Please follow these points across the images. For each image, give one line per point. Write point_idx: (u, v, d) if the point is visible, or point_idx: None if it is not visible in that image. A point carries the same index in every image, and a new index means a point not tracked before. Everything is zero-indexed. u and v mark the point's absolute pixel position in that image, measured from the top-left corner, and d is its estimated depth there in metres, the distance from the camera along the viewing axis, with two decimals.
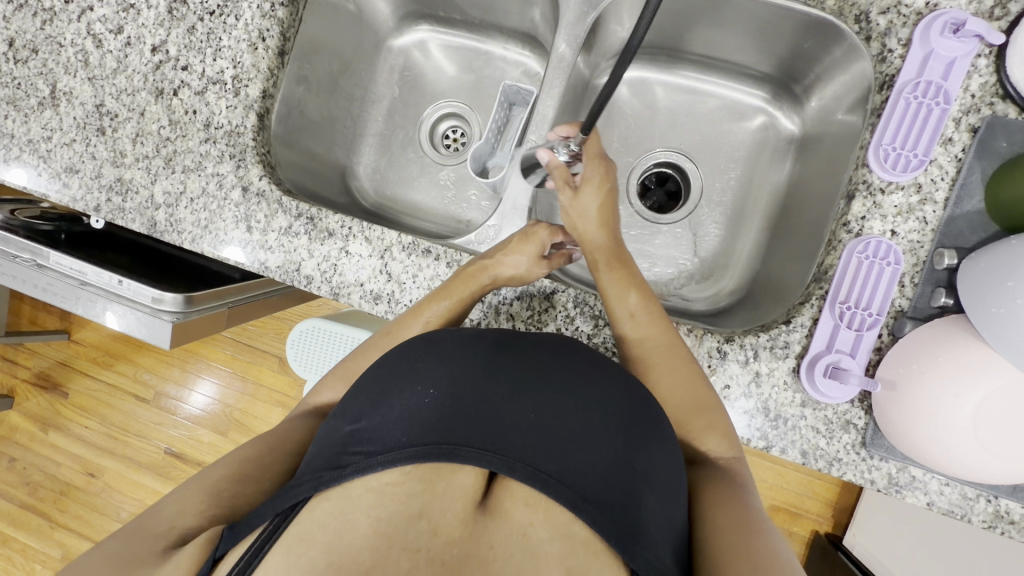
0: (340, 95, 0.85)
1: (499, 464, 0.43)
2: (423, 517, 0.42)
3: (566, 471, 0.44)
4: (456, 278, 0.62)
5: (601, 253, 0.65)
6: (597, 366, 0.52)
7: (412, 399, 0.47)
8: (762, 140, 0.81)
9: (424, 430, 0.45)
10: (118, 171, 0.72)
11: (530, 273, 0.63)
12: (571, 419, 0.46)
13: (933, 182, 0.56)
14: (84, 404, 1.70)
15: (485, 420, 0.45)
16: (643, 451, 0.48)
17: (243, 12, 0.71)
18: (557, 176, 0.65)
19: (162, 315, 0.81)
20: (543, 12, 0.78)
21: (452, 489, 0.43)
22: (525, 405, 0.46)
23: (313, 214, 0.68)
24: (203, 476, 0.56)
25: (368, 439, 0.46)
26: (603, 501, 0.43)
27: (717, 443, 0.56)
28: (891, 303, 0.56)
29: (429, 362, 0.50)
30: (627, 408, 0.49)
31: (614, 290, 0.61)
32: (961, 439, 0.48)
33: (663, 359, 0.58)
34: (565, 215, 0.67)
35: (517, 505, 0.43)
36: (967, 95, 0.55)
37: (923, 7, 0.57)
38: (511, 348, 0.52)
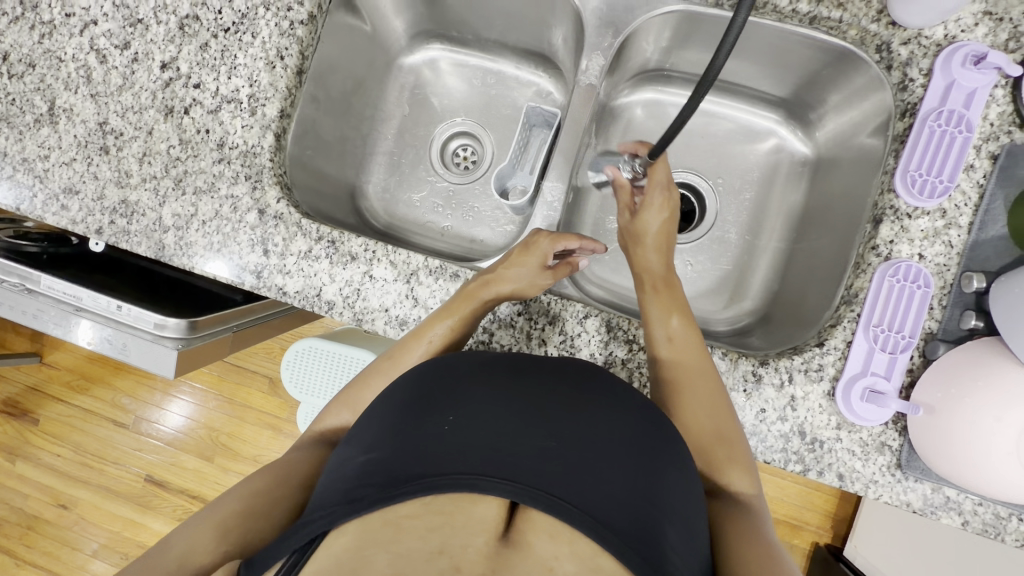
0: (352, 115, 0.83)
1: (522, 494, 0.41)
2: (444, 552, 0.37)
3: (588, 501, 0.42)
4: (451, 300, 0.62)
5: (651, 278, 0.66)
6: (616, 392, 0.50)
7: (429, 428, 0.45)
8: (774, 162, 0.82)
9: (444, 459, 0.42)
10: (122, 193, 0.68)
11: (532, 285, 0.63)
12: (590, 446, 0.45)
13: (957, 208, 0.57)
14: (56, 431, 1.60)
15: (507, 450, 0.43)
16: (665, 481, 0.46)
17: (260, 30, 0.68)
18: (622, 196, 0.72)
19: (164, 341, 0.77)
20: (563, 34, 0.78)
21: (472, 520, 0.40)
22: (547, 433, 0.45)
23: (335, 237, 0.65)
24: (213, 509, 0.51)
25: (384, 469, 0.43)
26: (627, 535, 0.40)
27: (740, 477, 0.55)
28: (922, 326, 0.57)
29: (446, 391, 0.49)
30: (646, 436, 0.48)
31: (658, 312, 0.62)
32: (1006, 463, 0.48)
33: (693, 380, 0.57)
34: (624, 232, 0.71)
35: (540, 536, 0.40)
36: (986, 123, 0.58)
37: (942, 38, 0.58)
38: (530, 375, 0.50)
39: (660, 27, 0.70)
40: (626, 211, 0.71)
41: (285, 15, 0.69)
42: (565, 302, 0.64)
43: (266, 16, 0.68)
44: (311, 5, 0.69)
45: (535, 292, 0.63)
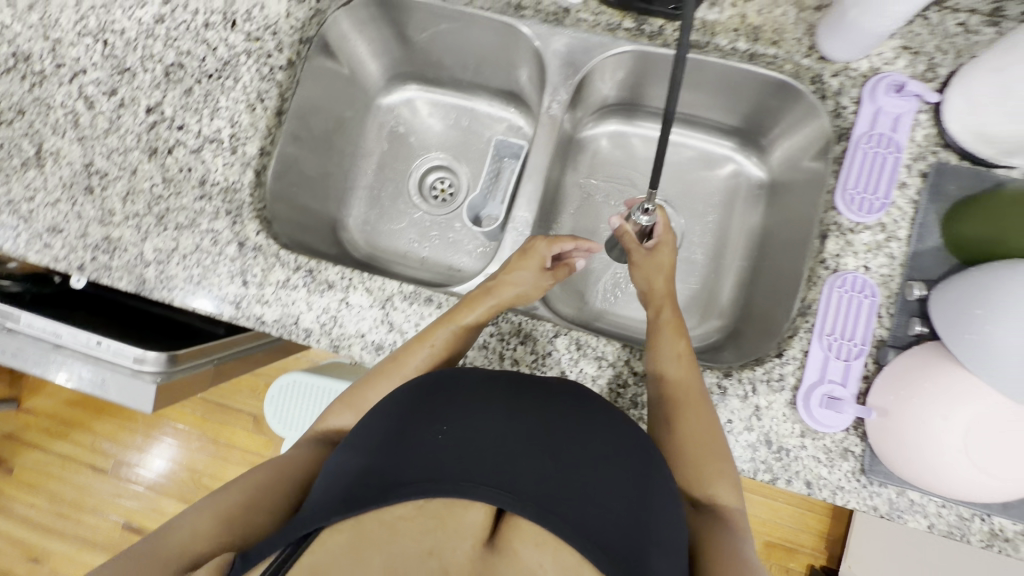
0: (333, 152, 0.87)
1: (512, 503, 0.43)
2: (435, 554, 0.40)
3: (576, 516, 0.43)
4: (460, 303, 0.64)
5: (666, 301, 0.72)
6: (611, 413, 0.52)
7: (427, 437, 0.47)
8: (733, 186, 0.87)
9: (440, 467, 0.44)
10: (105, 230, 0.70)
11: (534, 289, 0.69)
12: (582, 464, 0.46)
13: (895, 222, 0.62)
14: (32, 480, 1.56)
15: (502, 462, 0.45)
16: (651, 501, 0.47)
17: (242, 75, 0.73)
18: (629, 242, 0.77)
19: (144, 376, 0.77)
20: (528, 73, 0.83)
21: (462, 526, 0.42)
22: (541, 449, 0.47)
23: (313, 266, 0.68)
24: (218, 497, 0.52)
25: (381, 473, 0.45)
26: (610, 551, 0.42)
27: (725, 490, 0.57)
28: (873, 333, 0.60)
29: (446, 402, 0.50)
30: (635, 455, 0.49)
31: (668, 332, 0.67)
32: (956, 461, 0.50)
33: (693, 395, 0.59)
34: (636, 268, 0.75)
35: (525, 545, 0.41)
36: (914, 144, 0.63)
37: (867, 70, 0.64)
38: (529, 393, 0.52)
39: (615, 67, 0.76)
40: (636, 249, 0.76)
41: (265, 61, 0.73)
42: (536, 322, 0.66)
43: (248, 63, 0.73)
44: (290, 52, 0.73)
45: (535, 294, 0.70)
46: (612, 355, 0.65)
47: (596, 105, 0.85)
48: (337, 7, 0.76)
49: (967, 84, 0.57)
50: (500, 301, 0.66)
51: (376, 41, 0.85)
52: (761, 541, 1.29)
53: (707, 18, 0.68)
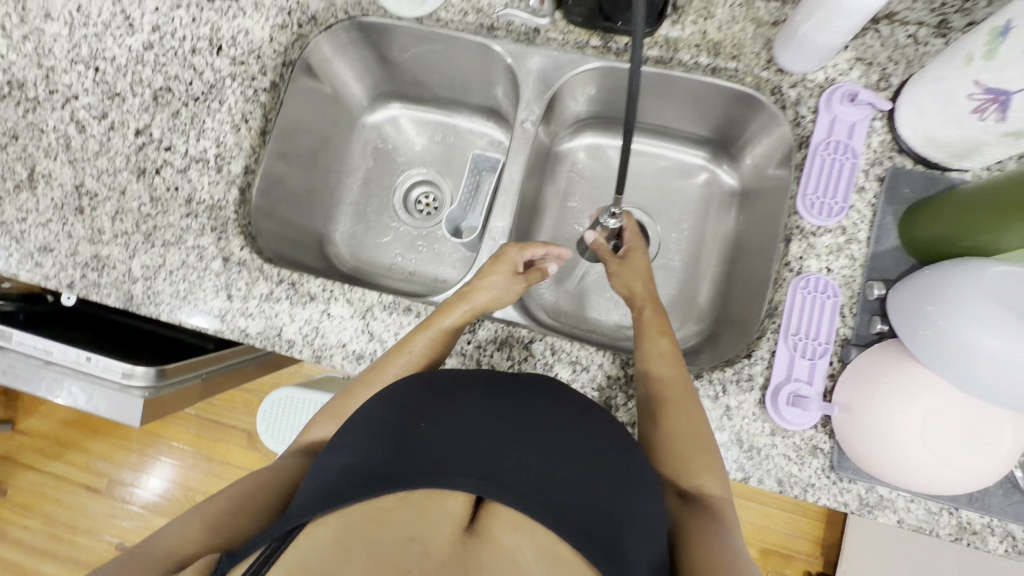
0: (319, 169, 0.89)
1: (489, 490, 0.44)
2: (416, 540, 0.41)
3: (551, 500, 0.45)
4: (435, 313, 0.66)
5: (649, 301, 0.73)
6: (585, 409, 0.54)
7: (407, 434, 0.49)
8: (708, 194, 0.89)
9: (419, 461, 0.46)
10: (95, 248, 0.73)
11: (507, 292, 0.70)
12: (555, 451, 0.48)
13: (855, 224, 0.64)
14: (26, 502, 1.56)
15: (477, 453, 0.47)
16: (625, 485, 0.49)
17: (227, 98, 0.76)
18: (602, 252, 0.79)
19: (133, 391, 0.78)
20: (504, 90, 0.86)
21: (442, 514, 0.43)
22: (515, 439, 0.48)
23: (295, 279, 0.70)
24: (204, 505, 0.54)
25: (363, 469, 0.46)
26: (584, 531, 0.44)
27: (710, 479, 0.57)
28: (837, 332, 0.62)
29: (423, 401, 0.52)
30: (607, 442, 0.51)
31: (649, 334, 0.68)
32: (918, 453, 0.52)
33: (681, 394, 0.61)
34: (614, 276, 0.77)
35: (504, 529, 0.43)
36: (870, 150, 0.65)
37: (823, 81, 0.68)
38: (503, 388, 0.54)
39: (586, 82, 0.79)
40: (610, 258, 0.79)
41: (250, 84, 0.76)
42: (513, 329, 0.68)
43: (233, 85, 0.76)
44: (274, 75, 0.77)
45: (510, 296, 0.71)
46: (587, 359, 0.66)
47: (571, 119, 0.88)
48: (319, 32, 0.79)
49: (914, 93, 0.60)
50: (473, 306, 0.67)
51: (358, 62, 0.88)
52: (757, 548, 1.28)
53: (670, 35, 0.71)
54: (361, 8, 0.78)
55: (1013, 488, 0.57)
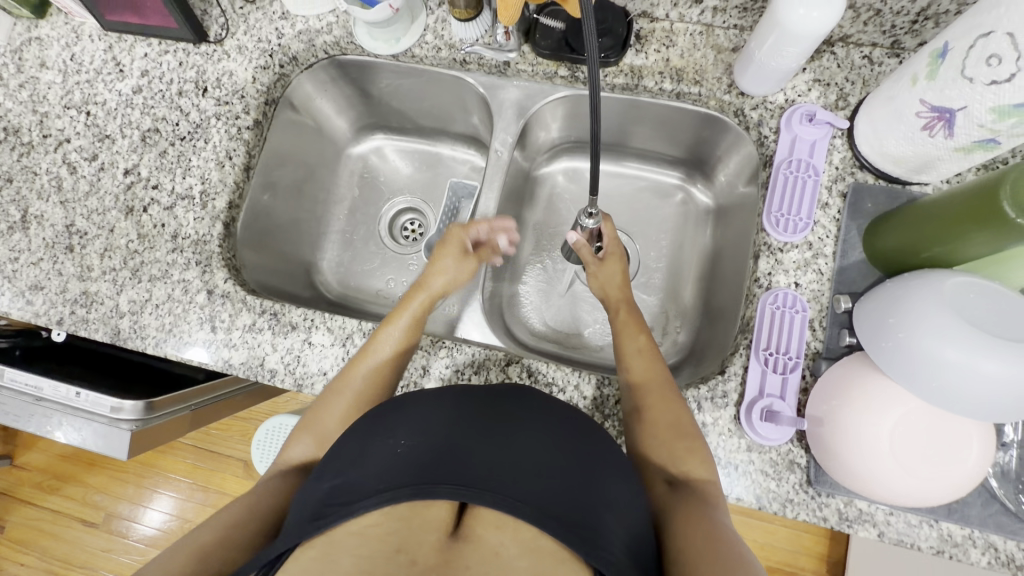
0: (305, 199, 0.92)
1: (471, 494, 0.44)
2: (402, 550, 0.42)
3: (530, 493, 0.45)
4: (393, 308, 0.70)
5: (622, 306, 0.74)
6: (550, 408, 0.54)
7: (385, 451, 0.49)
8: (685, 212, 0.91)
9: (398, 474, 0.46)
10: (84, 285, 0.75)
11: (459, 272, 0.74)
12: (530, 449, 0.49)
13: (821, 239, 0.65)
14: (23, 538, 1.55)
15: (454, 459, 0.47)
16: (603, 477, 0.49)
17: (212, 136, 0.79)
18: (584, 254, 0.78)
19: (120, 424, 0.80)
20: (481, 118, 0.89)
21: (426, 522, 0.44)
22: (489, 442, 0.49)
23: (277, 309, 0.71)
24: (188, 540, 0.53)
25: (347, 490, 0.47)
26: (565, 520, 0.44)
27: (695, 463, 0.57)
28: (807, 346, 0.63)
29: (400, 418, 0.52)
30: (580, 439, 0.52)
31: (627, 336, 0.70)
32: (890, 462, 0.52)
33: (658, 385, 0.62)
34: (592, 280, 0.78)
35: (487, 528, 0.43)
36: (832, 167, 0.67)
37: (784, 102, 0.70)
38: (474, 399, 0.55)
39: (557, 109, 0.83)
40: (592, 263, 0.78)
41: (234, 122, 0.79)
42: (489, 352, 0.69)
43: (218, 124, 0.79)
44: (256, 113, 0.80)
45: (467, 284, 0.76)
46: (563, 380, 0.67)
47: (547, 145, 0.91)
48: (300, 71, 0.84)
49: (871, 113, 0.63)
50: (427, 289, 0.72)
51: (340, 97, 0.92)
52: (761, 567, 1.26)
53: (635, 63, 0.74)
54: (339, 47, 0.82)
55: (991, 498, 0.57)
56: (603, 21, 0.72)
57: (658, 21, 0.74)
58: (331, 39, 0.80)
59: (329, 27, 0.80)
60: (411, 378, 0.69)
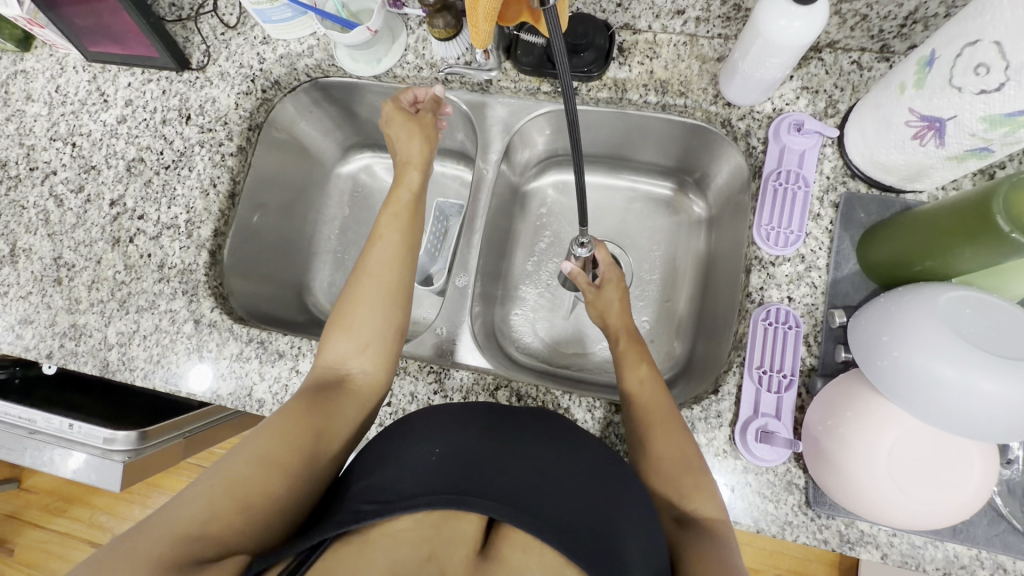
0: (294, 220, 0.91)
1: (503, 511, 0.43)
2: (434, 558, 0.40)
3: (559, 516, 0.44)
4: (388, 195, 0.72)
5: (622, 335, 0.73)
6: (570, 433, 0.54)
7: (418, 458, 0.48)
8: (677, 222, 0.89)
9: (433, 481, 0.45)
10: (73, 318, 0.75)
11: (423, 131, 0.74)
12: (560, 472, 0.48)
13: (813, 251, 0.64)
14: (32, 560, 1.55)
15: (489, 473, 0.46)
16: (625, 507, 0.49)
17: (196, 164, 0.79)
18: (580, 282, 0.78)
19: (113, 456, 0.79)
20: (467, 135, 0.88)
21: (455, 535, 0.42)
22: (521, 460, 0.48)
23: (264, 337, 0.71)
24: (223, 471, 0.47)
25: (382, 491, 0.45)
26: (592, 549, 0.42)
27: (704, 502, 0.56)
28: (802, 363, 0.61)
29: (431, 428, 0.51)
30: (605, 467, 0.51)
31: (627, 368, 0.67)
32: (907, 481, 0.50)
33: (662, 419, 0.60)
34: (590, 308, 0.77)
35: (514, 550, 0.42)
36: (823, 177, 0.66)
37: (772, 112, 0.69)
38: (503, 416, 0.54)
39: (542, 123, 0.82)
40: (590, 291, 0.77)
41: (218, 149, 0.79)
42: (478, 377, 0.68)
43: (202, 152, 0.79)
44: (240, 139, 0.79)
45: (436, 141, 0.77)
46: (554, 403, 0.66)
47: (535, 159, 0.90)
48: (283, 94, 0.84)
49: (860, 122, 0.61)
50: (416, 164, 0.73)
51: (325, 118, 0.91)
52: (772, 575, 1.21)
53: (618, 76, 0.73)
54: (321, 69, 0.82)
55: (997, 517, 0.55)
56: (583, 35, 0.71)
57: (641, 33, 0.73)
58: (312, 62, 0.80)
59: (310, 50, 0.80)
60: (399, 405, 0.68)
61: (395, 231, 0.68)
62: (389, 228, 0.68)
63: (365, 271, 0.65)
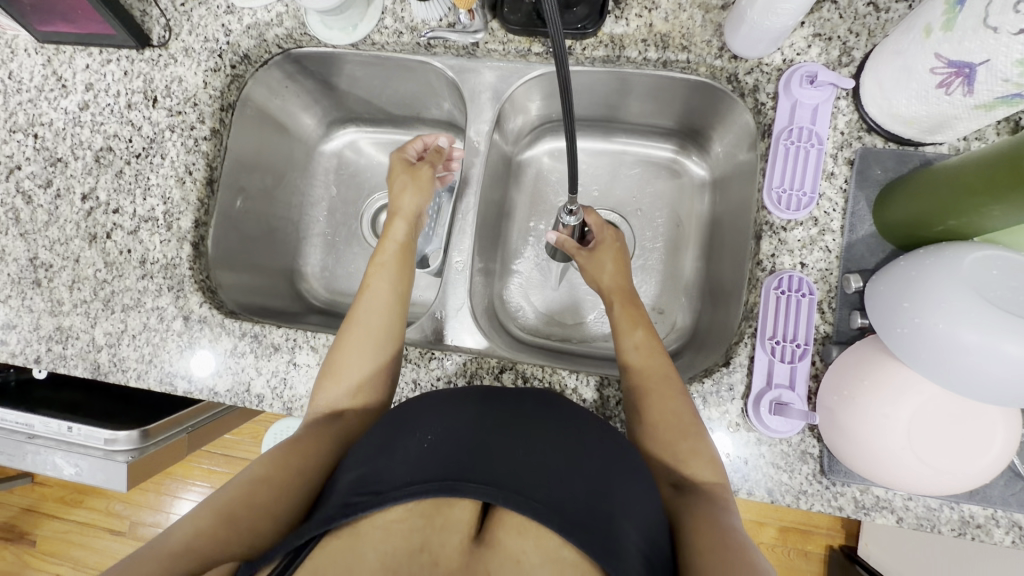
0: (279, 205, 0.87)
1: (497, 495, 0.41)
2: (425, 550, 0.39)
3: (555, 499, 0.42)
4: (375, 249, 0.69)
5: (618, 294, 0.71)
6: (570, 412, 0.51)
7: (410, 445, 0.46)
8: (680, 184, 0.85)
9: (425, 469, 0.43)
10: (57, 320, 0.72)
11: (426, 187, 0.74)
12: (558, 452, 0.46)
13: (827, 214, 0.61)
14: (55, 550, 1.58)
15: (484, 459, 0.44)
16: (626, 485, 0.46)
17: (169, 151, 0.74)
18: (569, 249, 0.75)
19: (116, 457, 0.79)
20: (454, 104, 0.83)
21: (449, 523, 0.41)
22: (517, 442, 0.46)
23: (259, 331, 0.68)
24: (219, 494, 0.49)
25: (374, 481, 0.43)
26: (590, 528, 0.41)
27: (702, 466, 0.55)
28: (816, 331, 0.59)
29: (425, 413, 0.49)
30: (607, 445, 0.49)
31: (623, 331, 0.66)
32: (914, 448, 0.49)
33: (657, 382, 0.59)
34: (584, 273, 0.75)
35: (509, 533, 0.40)
36: (837, 133, 0.62)
37: (782, 63, 0.64)
38: (501, 399, 0.51)
39: (534, 87, 0.77)
40: (580, 253, 0.75)
41: (190, 133, 0.74)
42: (481, 360, 0.66)
43: (173, 137, 0.74)
44: (212, 121, 0.74)
45: (431, 195, 0.76)
46: (560, 384, 0.64)
47: (528, 126, 0.85)
48: (254, 69, 0.78)
49: (877, 70, 0.57)
50: (405, 216, 0.71)
51: (303, 93, 0.86)
52: (774, 527, 1.23)
53: (615, 31, 0.67)
54: (294, 40, 0.75)
55: (1014, 477, 0.55)
56: None
57: None
58: (283, 32, 0.74)
59: (279, 19, 0.73)
60: (402, 393, 0.66)
61: (384, 279, 0.66)
62: (378, 277, 0.65)
63: (355, 320, 0.62)
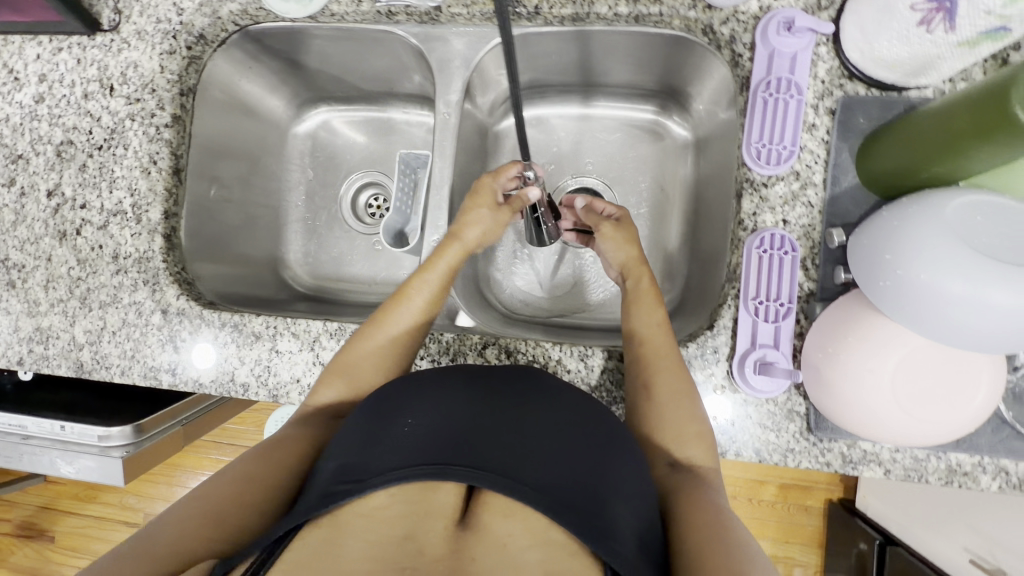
0: (254, 191, 0.85)
1: (483, 478, 0.41)
2: (411, 538, 0.39)
3: (542, 481, 0.42)
4: (431, 255, 0.66)
5: (632, 264, 0.68)
6: (556, 390, 0.51)
7: (393, 431, 0.45)
8: (664, 146, 0.82)
9: (408, 454, 0.43)
10: (35, 320, 0.71)
11: (495, 222, 0.71)
12: (544, 432, 0.45)
13: (808, 167, 0.59)
14: (75, 544, 1.61)
15: (470, 442, 0.44)
16: (616, 463, 0.46)
17: (131, 141, 0.71)
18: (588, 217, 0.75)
19: (113, 452, 0.80)
20: (424, 76, 0.80)
21: (434, 508, 0.41)
22: (503, 424, 0.45)
23: (239, 320, 0.68)
24: (208, 488, 0.49)
25: (357, 469, 0.43)
26: (577, 508, 0.40)
27: (696, 449, 0.55)
28: (800, 288, 0.58)
29: (408, 396, 0.49)
30: (595, 423, 0.48)
31: (644, 312, 0.62)
32: (901, 405, 0.49)
33: (672, 367, 0.57)
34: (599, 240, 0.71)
35: (496, 517, 0.40)
36: (817, 81, 0.59)
37: (758, 11, 0.61)
38: (486, 379, 0.51)
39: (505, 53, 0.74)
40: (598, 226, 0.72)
41: (151, 121, 0.71)
42: (463, 337, 0.65)
43: (134, 126, 0.71)
44: (173, 107, 0.72)
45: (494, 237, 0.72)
46: (545, 357, 0.64)
47: (504, 95, 0.82)
48: (213, 50, 0.75)
49: (858, 12, 0.54)
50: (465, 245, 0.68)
51: (268, 74, 0.83)
52: (776, 484, 1.24)
53: None
54: (249, 15, 0.72)
55: (1001, 423, 0.55)
56: None
57: None
58: (237, 8, 0.71)
59: None
60: None
61: (423, 295, 0.64)
62: (420, 291, 0.63)
63: (383, 326, 0.61)
